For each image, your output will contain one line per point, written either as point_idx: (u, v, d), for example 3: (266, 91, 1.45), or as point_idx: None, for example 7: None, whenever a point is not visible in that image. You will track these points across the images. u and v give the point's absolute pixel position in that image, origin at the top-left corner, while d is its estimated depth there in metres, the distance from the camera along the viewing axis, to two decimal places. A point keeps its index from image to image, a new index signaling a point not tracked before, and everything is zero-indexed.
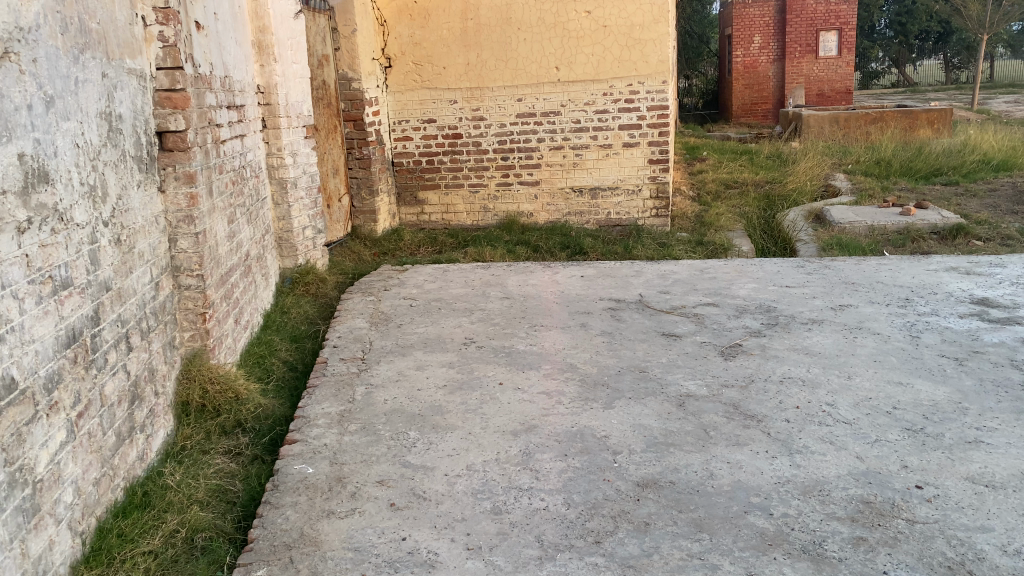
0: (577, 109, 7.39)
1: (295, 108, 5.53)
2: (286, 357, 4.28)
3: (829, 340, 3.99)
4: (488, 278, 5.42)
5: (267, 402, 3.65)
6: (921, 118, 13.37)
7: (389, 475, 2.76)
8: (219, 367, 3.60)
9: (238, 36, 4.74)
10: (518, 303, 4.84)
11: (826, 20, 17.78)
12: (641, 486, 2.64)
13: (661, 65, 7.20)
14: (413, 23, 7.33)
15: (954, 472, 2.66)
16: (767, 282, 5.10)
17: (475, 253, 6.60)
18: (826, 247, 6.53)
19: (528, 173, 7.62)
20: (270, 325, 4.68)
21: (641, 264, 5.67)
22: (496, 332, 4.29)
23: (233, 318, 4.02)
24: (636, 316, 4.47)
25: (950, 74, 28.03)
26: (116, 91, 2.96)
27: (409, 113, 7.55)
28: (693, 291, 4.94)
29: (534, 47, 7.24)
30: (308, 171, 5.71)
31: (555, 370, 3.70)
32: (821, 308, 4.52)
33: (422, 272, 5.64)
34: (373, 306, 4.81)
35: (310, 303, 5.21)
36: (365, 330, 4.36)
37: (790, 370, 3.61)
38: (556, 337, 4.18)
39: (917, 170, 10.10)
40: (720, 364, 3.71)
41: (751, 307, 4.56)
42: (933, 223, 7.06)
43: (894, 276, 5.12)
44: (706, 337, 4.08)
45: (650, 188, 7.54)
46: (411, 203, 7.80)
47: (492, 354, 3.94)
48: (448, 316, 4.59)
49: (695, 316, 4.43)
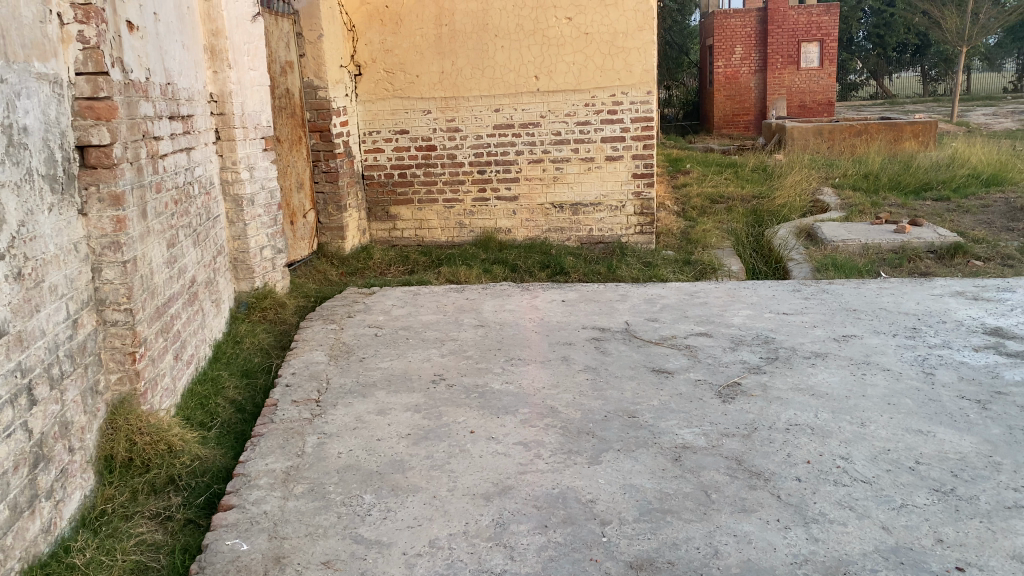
0: (557, 121, 7.01)
1: (253, 119, 5.11)
2: (234, 397, 3.85)
3: (836, 378, 3.61)
4: (462, 303, 5.02)
5: (207, 453, 3.22)
6: (905, 130, 13.14)
7: (337, 555, 2.34)
8: (150, 414, 3.15)
9: (186, 40, 4.32)
10: (493, 332, 4.43)
11: (806, 32, 17.62)
12: (634, 569, 2.23)
13: (645, 74, 6.84)
14: (384, 28, 6.93)
15: (999, 549, 2.28)
16: (763, 308, 4.73)
17: (449, 274, 6.18)
18: (821, 268, 6.18)
19: (505, 188, 7.22)
20: (220, 358, 4.25)
21: (626, 287, 5.29)
22: (468, 367, 3.88)
23: (173, 354, 3.59)
24: (622, 349, 4.08)
25: (927, 86, 28.11)
26: (19, 99, 2.52)
27: (380, 124, 7.15)
28: (683, 319, 4.56)
29: (512, 55, 6.85)
30: (267, 186, 5.27)
31: (535, 415, 3.29)
32: (823, 339, 4.15)
33: (391, 296, 5.22)
34: (334, 337, 4.37)
35: (266, 331, 4.78)
36: (324, 364, 3.93)
37: (796, 416, 3.22)
38: (535, 373, 3.77)
39: (906, 184, 9.86)
40: (718, 408, 3.31)
41: (748, 339, 4.18)
42: (930, 241, 6.74)
43: (897, 302, 4.77)
44: (701, 375, 3.69)
45: (633, 204, 7.17)
46: (383, 219, 7.38)
47: (464, 394, 3.53)
48: (416, 348, 4.17)
49: (688, 349, 4.04)
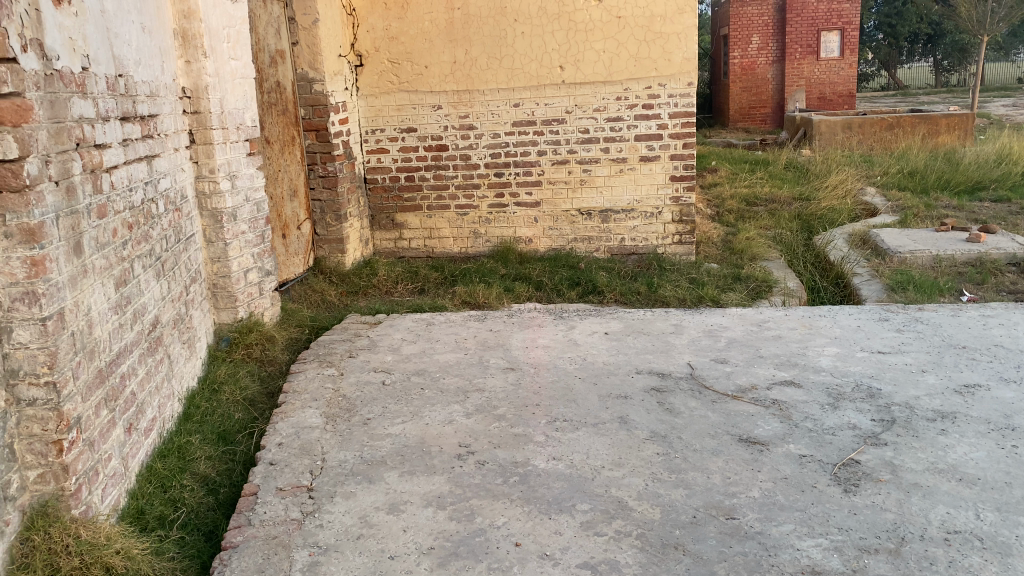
0: (585, 116, 6.18)
1: (235, 118, 4.27)
2: (206, 474, 3.04)
3: (981, 453, 2.78)
4: (485, 336, 4.19)
5: (161, 571, 2.40)
6: (940, 123, 12.28)
7: None
8: (85, 524, 2.32)
9: (147, 22, 3.51)
10: (528, 379, 3.61)
11: (826, 20, 16.64)
12: None
13: (686, 63, 6.01)
14: (388, 13, 6.10)
15: None
16: (851, 345, 3.91)
17: (466, 294, 5.34)
18: (896, 286, 5.34)
19: (526, 193, 6.39)
20: (191, 416, 3.44)
21: (678, 315, 4.47)
22: (502, 434, 3.05)
23: (123, 427, 2.76)
24: (693, 406, 3.25)
25: (941, 77, 27.22)
26: None
27: (385, 121, 6.31)
28: (759, 361, 3.74)
29: (534, 42, 6.02)
30: (252, 197, 4.42)
31: (599, 515, 2.46)
32: (942, 391, 3.33)
33: (401, 326, 4.40)
34: (334, 387, 3.55)
35: (251, 375, 3.97)
36: (319, 431, 3.10)
37: (952, 517, 2.40)
38: (589, 443, 2.95)
39: (957, 183, 9.01)
40: (842, 504, 2.50)
41: (847, 391, 3.36)
42: (1011, 251, 5.91)
43: (1013, 337, 3.92)
44: (804, 448, 2.87)
45: (671, 210, 6.35)
46: (388, 227, 6.55)
47: (500, 479, 2.70)
48: (434, 404, 3.34)
49: (776, 406, 3.23)
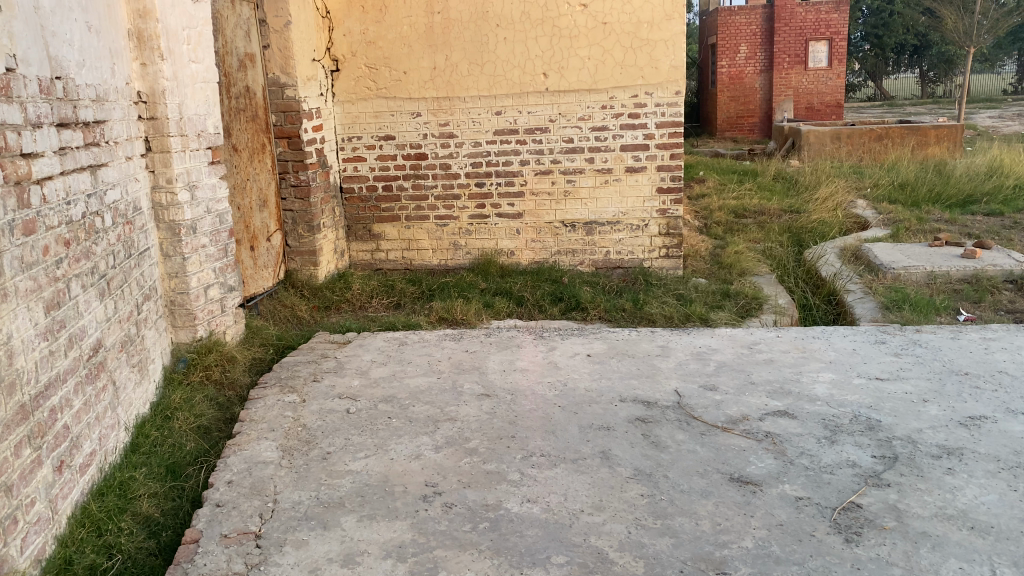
0: (569, 125, 5.96)
1: (196, 124, 4.01)
2: (148, 515, 2.77)
3: (992, 496, 2.56)
4: (460, 358, 3.95)
5: None
6: (929, 135, 12.14)
7: None
8: None
9: (94, 21, 3.25)
10: (504, 406, 3.37)
11: (814, 30, 16.52)
12: None
13: (674, 72, 5.79)
14: (365, 16, 5.86)
15: None
16: (847, 371, 3.68)
17: (443, 310, 5.09)
18: (890, 305, 5.14)
19: (508, 204, 6.16)
20: (138, 448, 3.17)
21: (665, 335, 4.24)
22: (473, 471, 2.80)
23: (52, 466, 2.49)
24: (681, 439, 3.02)
25: (927, 87, 27.24)
26: None
27: (362, 128, 6.06)
28: (750, 388, 3.50)
29: (517, 48, 5.79)
30: (213, 209, 4.16)
31: (577, 570, 2.22)
32: (947, 424, 3.10)
33: (372, 346, 4.15)
34: (294, 415, 3.29)
35: (207, 400, 3.70)
36: (273, 467, 2.84)
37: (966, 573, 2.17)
38: (568, 483, 2.70)
39: (948, 197, 8.84)
40: (845, 558, 2.26)
41: (845, 424, 3.13)
42: (1008, 269, 5.72)
43: (1017, 363, 3.71)
44: (800, 489, 2.64)
45: (658, 223, 6.13)
46: (364, 238, 6.29)
47: (468, 525, 2.46)
48: (400, 436, 3.09)
49: (769, 440, 2.99)
